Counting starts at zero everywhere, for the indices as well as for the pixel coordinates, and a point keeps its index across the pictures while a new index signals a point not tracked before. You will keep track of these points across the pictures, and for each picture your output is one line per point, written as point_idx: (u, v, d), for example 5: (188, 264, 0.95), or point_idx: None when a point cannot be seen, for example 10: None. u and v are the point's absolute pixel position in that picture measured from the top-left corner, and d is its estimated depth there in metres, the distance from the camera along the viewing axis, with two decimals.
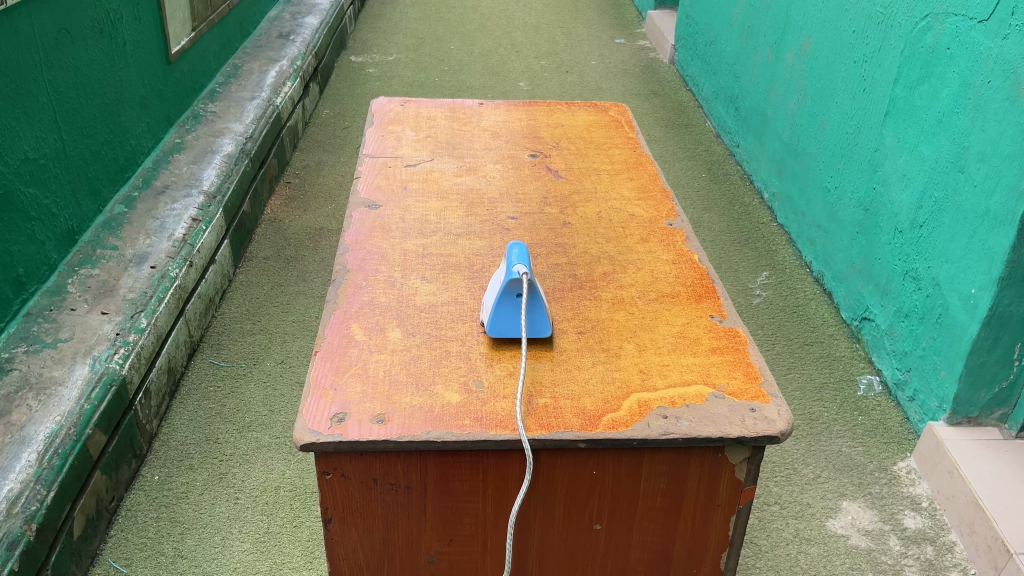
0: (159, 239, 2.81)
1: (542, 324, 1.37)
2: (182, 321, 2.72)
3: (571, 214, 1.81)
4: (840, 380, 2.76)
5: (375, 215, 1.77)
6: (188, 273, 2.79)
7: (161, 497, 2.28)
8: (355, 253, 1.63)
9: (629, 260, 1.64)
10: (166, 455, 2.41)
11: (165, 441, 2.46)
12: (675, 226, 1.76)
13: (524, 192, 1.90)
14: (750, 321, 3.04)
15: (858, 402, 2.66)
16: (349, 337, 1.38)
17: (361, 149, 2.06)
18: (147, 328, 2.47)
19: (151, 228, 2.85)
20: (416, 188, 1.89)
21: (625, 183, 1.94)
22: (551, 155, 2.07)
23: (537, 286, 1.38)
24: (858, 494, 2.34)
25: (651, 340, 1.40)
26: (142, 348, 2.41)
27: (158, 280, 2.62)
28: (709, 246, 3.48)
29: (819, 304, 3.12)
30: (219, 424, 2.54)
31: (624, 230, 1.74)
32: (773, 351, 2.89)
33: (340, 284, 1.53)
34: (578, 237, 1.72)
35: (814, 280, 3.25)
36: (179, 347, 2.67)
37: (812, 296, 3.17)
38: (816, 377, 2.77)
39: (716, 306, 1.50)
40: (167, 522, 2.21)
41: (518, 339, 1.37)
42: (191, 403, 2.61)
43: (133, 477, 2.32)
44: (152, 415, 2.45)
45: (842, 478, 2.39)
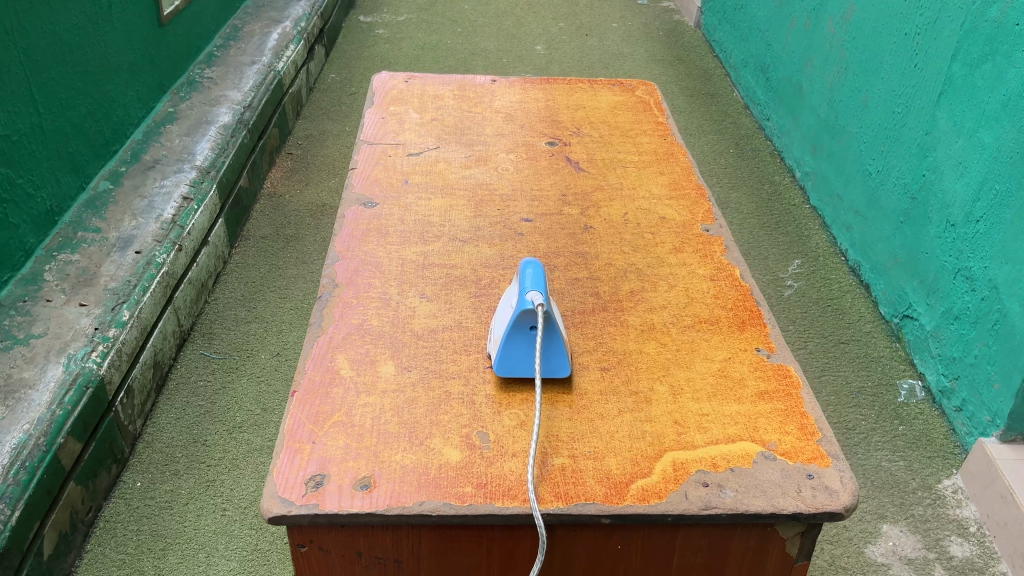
0: (147, 220, 2.60)
1: (560, 363, 1.16)
2: (170, 310, 2.53)
3: (594, 216, 1.59)
4: (878, 385, 2.55)
5: (371, 214, 1.55)
6: (178, 258, 2.59)
7: (143, 506, 2.11)
8: (345, 263, 1.42)
9: (660, 274, 1.42)
10: (149, 458, 2.24)
11: (149, 442, 2.29)
12: (712, 232, 1.54)
13: (540, 188, 1.68)
14: (781, 316, 2.82)
15: (898, 409, 2.45)
16: (335, 374, 1.18)
17: (358, 133, 1.84)
18: (129, 322, 2.28)
19: (137, 208, 2.65)
20: (418, 181, 1.67)
21: (655, 179, 1.72)
22: (571, 142, 1.85)
23: (555, 317, 1.17)
24: (900, 516, 2.14)
25: (687, 381, 1.20)
26: (123, 344, 2.23)
27: (144, 267, 2.43)
28: (737, 231, 3.25)
29: (855, 297, 2.90)
30: (208, 424, 2.36)
31: (654, 237, 1.53)
32: (805, 350, 2.68)
33: (327, 303, 1.32)
34: (601, 245, 1.50)
35: (851, 270, 3.02)
36: (166, 338, 2.49)
37: (848, 288, 2.94)
38: (852, 381, 2.56)
39: (762, 336, 1.29)
40: (149, 536, 2.04)
41: (531, 379, 1.16)
42: (179, 399, 2.43)
43: (113, 483, 2.15)
44: (135, 414, 2.27)
45: (881, 497, 2.19)
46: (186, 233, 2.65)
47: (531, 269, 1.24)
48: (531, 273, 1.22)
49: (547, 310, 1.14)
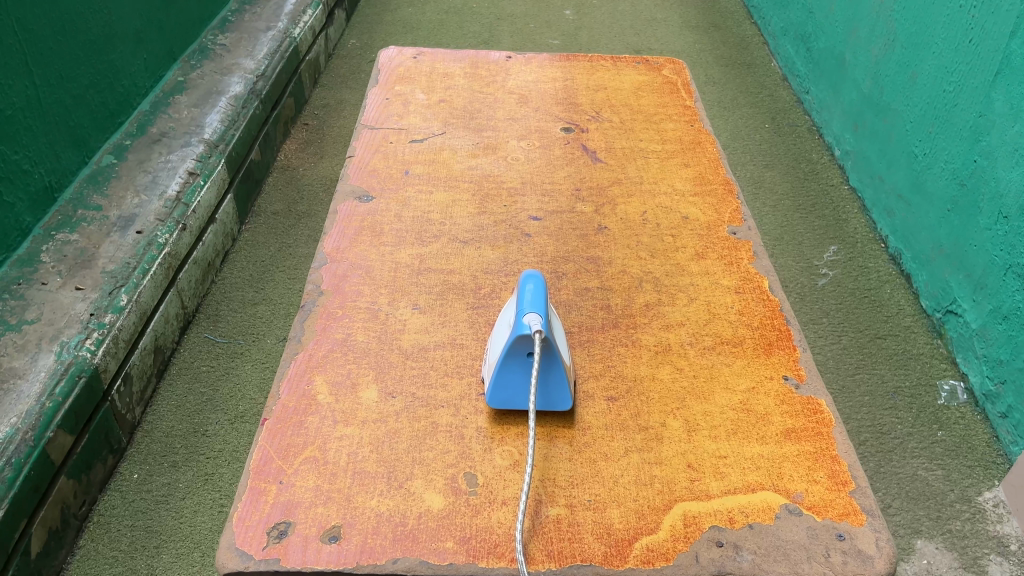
0: (150, 198, 2.50)
1: (561, 395, 1.03)
2: (175, 293, 2.43)
3: (610, 214, 1.45)
4: (916, 384, 2.39)
5: (365, 210, 1.43)
6: (182, 240, 2.49)
7: (140, 499, 2.04)
8: (333, 267, 1.30)
9: (679, 285, 1.29)
10: (148, 448, 2.16)
11: (148, 430, 2.21)
12: (739, 235, 1.40)
13: (552, 180, 1.54)
14: (814, 308, 2.66)
15: (938, 412, 2.30)
16: (311, 400, 1.07)
17: (359, 116, 1.71)
18: (129, 310, 2.18)
19: (140, 185, 2.54)
20: (419, 172, 1.54)
21: (679, 171, 1.57)
22: (589, 128, 1.70)
23: (557, 343, 1.04)
24: (934, 531, 2.01)
25: (704, 415, 1.07)
26: (120, 332, 2.13)
27: (145, 250, 2.33)
28: (772, 214, 3.08)
29: (894, 289, 2.73)
30: (210, 412, 2.27)
31: (674, 240, 1.38)
32: (839, 346, 2.52)
33: (309, 314, 1.21)
34: (615, 248, 1.36)
35: (890, 259, 2.84)
36: (169, 322, 2.39)
37: (887, 279, 2.77)
38: (889, 381, 2.40)
39: (791, 361, 1.15)
40: (146, 531, 1.97)
41: (528, 411, 1.04)
42: (181, 386, 2.34)
43: (110, 474, 2.07)
44: (134, 401, 2.19)
45: (917, 510, 2.05)
46: (191, 214, 2.54)
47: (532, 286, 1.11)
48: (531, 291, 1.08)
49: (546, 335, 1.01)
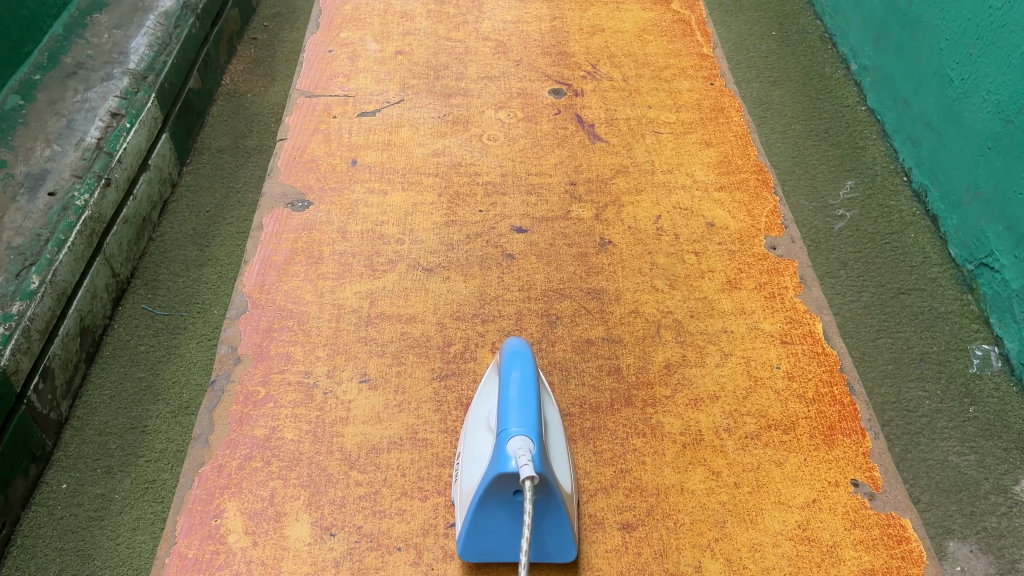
0: (65, 147, 1.23)
1: (560, 543, 0.75)
2: (100, 255, 1.18)
3: (614, 221, 1.13)
4: (944, 349, 1.19)
5: (299, 223, 1.11)
6: (107, 191, 1.20)
7: (69, 518, 0.99)
8: (255, 317, 0.99)
9: (707, 333, 0.99)
10: (77, 451, 1.05)
11: (76, 434, 1.07)
12: (781, 252, 1.09)
13: (540, 169, 1.21)
14: (824, 258, 1.34)
15: (970, 380, 1.15)
16: (219, 546, 0.78)
17: (296, 78, 1.35)
18: (41, 289, 1.05)
19: (54, 130, 1.25)
20: (370, 161, 1.21)
21: (699, 153, 1.24)
22: (584, 89, 1.35)
23: (554, 471, 0.75)
24: (972, 532, 1.00)
25: (752, 551, 0.80)
26: (31, 319, 1.03)
27: (60, 214, 1.14)
28: (774, 141, 1.54)
29: (921, 230, 1.37)
30: (146, 402, 1.11)
31: (699, 260, 1.08)
32: (855, 304, 1.26)
33: (221, 397, 0.91)
34: (623, 275, 1.06)
35: (914, 197, 1.43)
36: (96, 292, 1.16)
37: (912, 217, 1.39)
38: (914, 344, 1.20)
39: (860, 457, 0.87)
40: (75, 568, 0.95)
41: (514, 563, 0.76)
42: (114, 372, 1.14)
43: (32, 492, 1.01)
44: (60, 397, 1.07)
45: (949, 503, 1.02)
46: (122, 158, 1.23)
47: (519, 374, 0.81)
48: (516, 389, 0.78)
49: (538, 467, 0.72)
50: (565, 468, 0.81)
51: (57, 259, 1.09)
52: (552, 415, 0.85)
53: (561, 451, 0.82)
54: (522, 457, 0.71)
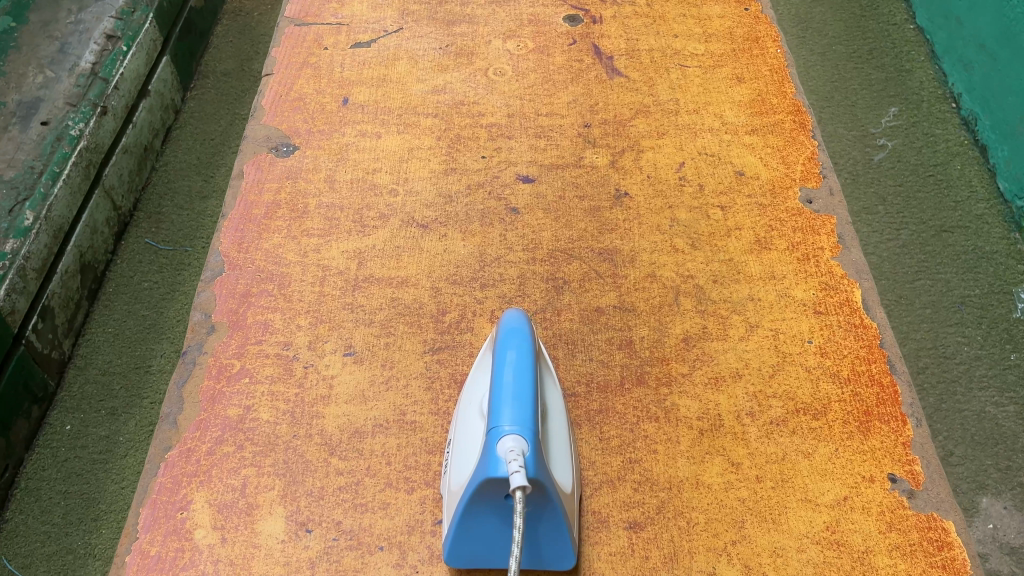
0: (58, 72, 1.16)
1: (556, 548, 0.68)
2: (99, 188, 1.17)
3: (632, 169, 1.02)
4: (986, 292, 1.14)
5: (283, 172, 1.01)
6: (104, 120, 1.17)
7: (74, 460, 1.04)
8: (231, 280, 0.90)
9: (732, 301, 0.89)
10: (80, 391, 1.08)
11: (79, 373, 1.10)
12: (818, 206, 0.97)
13: (551, 109, 1.09)
14: (862, 193, 1.25)
15: (1013, 327, 1.10)
16: (184, 542, 0.71)
17: (286, 4, 1.23)
18: (35, 226, 1.04)
19: (46, 54, 1.18)
20: (364, 100, 1.09)
21: (729, 90, 1.11)
22: (603, 16, 1.22)
23: (551, 473, 0.67)
24: (1006, 488, 0.98)
25: (775, 557, 0.71)
26: (26, 258, 1.01)
27: (55, 145, 1.10)
28: (812, 63, 1.40)
29: (969, 162, 1.27)
30: (148, 340, 1.14)
31: (725, 215, 0.96)
32: (894, 242, 1.19)
33: (192, 371, 0.83)
34: (640, 232, 0.95)
35: (964, 124, 1.31)
36: (96, 227, 1.16)
37: (959, 146, 1.28)
38: (955, 287, 1.14)
39: (900, 447, 0.78)
40: (79, 513, 1.00)
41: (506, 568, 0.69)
42: (117, 309, 1.16)
43: (35, 434, 1.04)
44: (61, 335, 1.09)
45: (983, 457, 1.00)
46: (117, 85, 1.19)
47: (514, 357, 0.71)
48: (510, 376, 0.69)
49: (531, 472, 0.63)
50: (566, 458, 0.72)
51: (52, 194, 1.07)
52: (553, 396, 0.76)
53: (562, 439, 0.73)
54: (513, 462, 0.62)
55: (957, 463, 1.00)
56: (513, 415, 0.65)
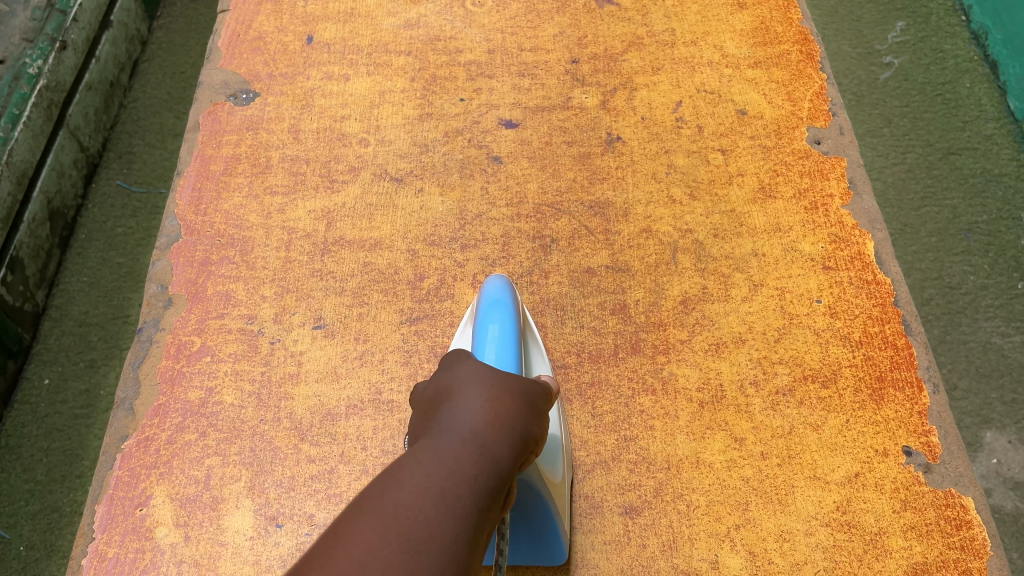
0: (11, 5, 1.05)
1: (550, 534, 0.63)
2: (64, 129, 1.09)
3: (624, 110, 0.93)
4: (995, 218, 1.08)
5: (242, 121, 0.92)
6: (64, 56, 1.07)
7: (54, 416, 1.01)
8: (189, 246, 0.82)
9: (734, 257, 0.82)
10: (58, 343, 1.05)
11: (55, 325, 1.07)
12: (827, 148, 0.89)
13: (536, 43, 0.99)
14: (866, 115, 1.17)
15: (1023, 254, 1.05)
16: (145, 542, 0.66)
17: None
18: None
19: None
20: (330, 38, 1.00)
21: (730, 17, 1.01)
22: None
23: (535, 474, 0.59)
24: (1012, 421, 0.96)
25: (781, 542, 0.66)
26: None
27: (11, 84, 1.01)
28: None
29: (978, 79, 1.18)
30: (127, 289, 1.10)
31: (727, 160, 0.89)
32: (899, 167, 1.13)
33: (149, 349, 0.76)
34: (633, 183, 0.87)
35: (972, 39, 1.22)
36: (63, 169, 1.09)
37: (968, 63, 1.20)
38: (962, 214, 1.08)
39: (914, 418, 0.72)
40: (63, 468, 0.98)
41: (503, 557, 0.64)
42: (92, 257, 1.12)
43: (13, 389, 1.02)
44: (33, 287, 1.04)
45: (988, 390, 0.97)
46: (75, 18, 1.09)
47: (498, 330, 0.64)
48: (494, 352, 0.63)
49: None
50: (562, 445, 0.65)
51: (13, 137, 0.99)
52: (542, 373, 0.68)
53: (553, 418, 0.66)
54: None
55: (961, 396, 0.98)
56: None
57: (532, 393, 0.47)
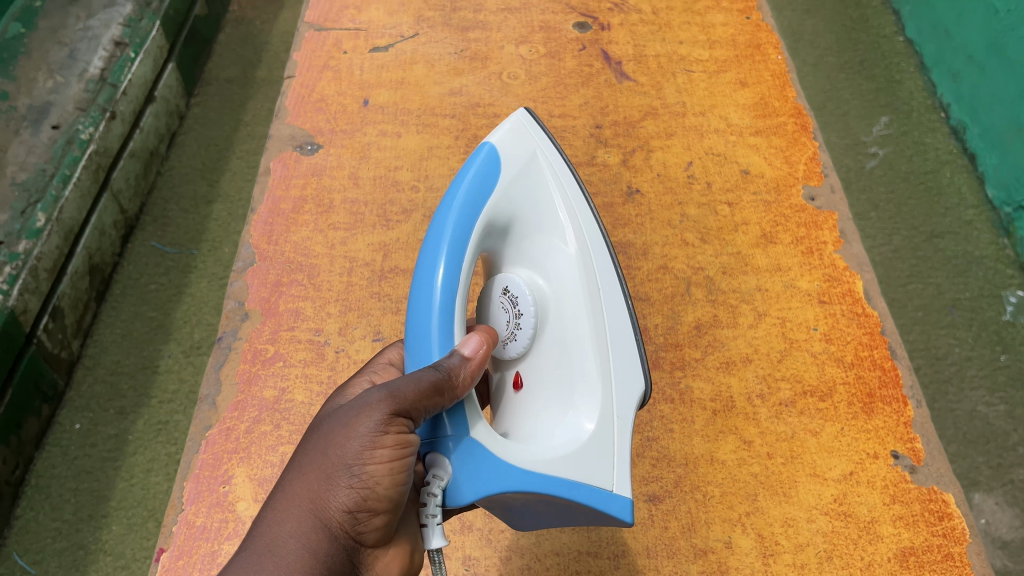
0: (68, 77, 1.04)
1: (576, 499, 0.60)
2: (107, 191, 1.04)
3: (642, 168, 1.06)
4: (977, 295, 1.02)
5: (309, 167, 1.05)
6: (114, 125, 1.04)
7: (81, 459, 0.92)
8: (263, 268, 0.94)
9: (741, 291, 0.93)
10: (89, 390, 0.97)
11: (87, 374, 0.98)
12: (820, 204, 1.02)
13: (564, 110, 1.13)
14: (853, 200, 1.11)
15: (1004, 330, 0.99)
16: (228, 514, 0.76)
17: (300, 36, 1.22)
18: (48, 228, 0.93)
19: (56, 60, 1.05)
20: (384, 101, 1.13)
21: (734, 94, 1.15)
22: (613, 22, 1.24)
23: (505, 458, 0.57)
24: (998, 484, 0.88)
25: (787, 527, 0.76)
26: (38, 259, 0.91)
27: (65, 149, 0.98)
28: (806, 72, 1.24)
29: (959, 169, 1.13)
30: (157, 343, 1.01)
31: (733, 211, 1.01)
32: (884, 247, 1.06)
33: (229, 355, 0.87)
34: (650, 227, 1.00)
35: (952, 133, 1.16)
36: (104, 229, 1.03)
37: (949, 154, 1.14)
38: (945, 290, 1.02)
39: (901, 427, 0.82)
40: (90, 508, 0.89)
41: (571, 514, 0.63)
42: (125, 311, 1.03)
43: (45, 432, 0.94)
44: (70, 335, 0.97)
45: (975, 455, 0.89)
46: (126, 91, 1.05)
47: (454, 234, 0.62)
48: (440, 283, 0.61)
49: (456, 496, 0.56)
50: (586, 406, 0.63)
51: (63, 196, 0.95)
52: (566, 261, 0.66)
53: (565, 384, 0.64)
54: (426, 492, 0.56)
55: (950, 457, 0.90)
56: (451, 281, 0.61)
57: (387, 415, 0.52)
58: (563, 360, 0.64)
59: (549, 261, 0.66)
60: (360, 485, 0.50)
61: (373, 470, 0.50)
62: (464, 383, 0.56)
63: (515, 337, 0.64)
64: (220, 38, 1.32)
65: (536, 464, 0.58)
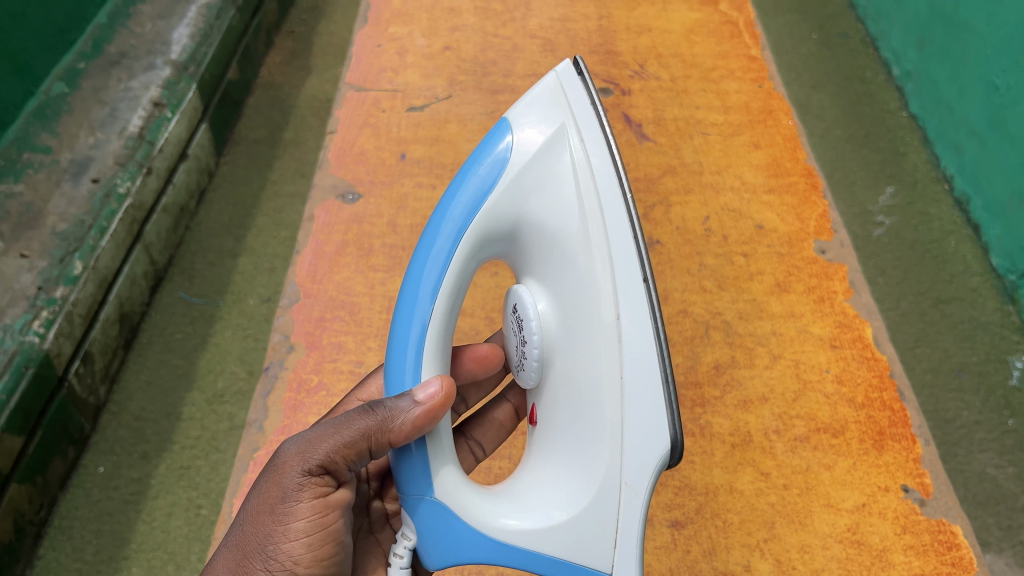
0: (108, 135, 1.01)
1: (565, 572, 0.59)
2: (139, 243, 0.98)
3: (662, 221, 1.13)
4: (983, 359, 0.97)
5: (350, 214, 1.12)
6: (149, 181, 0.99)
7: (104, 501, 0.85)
8: (308, 305, 1.02)
9: (756, 335, 0.99)
10: (115, 437, 0.89)
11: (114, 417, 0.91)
12: (830, 256, 1.09)
13: None
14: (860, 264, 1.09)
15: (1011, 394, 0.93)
16: None
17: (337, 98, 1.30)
18: (85, 274, 0.88)
19: (97, 118, 1.03)
20: (419, 155, 1.21)
21: (748, 155, 1.23)
22: (633, 88, 1.33)
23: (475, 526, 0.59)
24: (1009, 546, 0.82)
25: (802, 553, 0.81)
26: (74, 305, 0.85)
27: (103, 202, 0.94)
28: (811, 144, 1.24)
29: (964, 239, 1.10)
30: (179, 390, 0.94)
31: (748, 261, 1.08)
32: (893, 312, 1.02)
33: (276, 384, 0.95)
34: (670, 274, 1.06)
35: (955, 205, 1.14)
36: (131, 280, 0.96)
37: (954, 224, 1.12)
38: (953, 353, 0.97)
39: (907, 461, 0.87)
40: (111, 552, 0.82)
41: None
42: (148, 362, 0.96)
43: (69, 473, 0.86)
44: (94, 384, 0.89)
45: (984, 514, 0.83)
46: (163, 146, 1.02)
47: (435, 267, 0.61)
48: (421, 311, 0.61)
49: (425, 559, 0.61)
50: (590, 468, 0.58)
51: (99, 245, 0.90)
52: (575, 284, 0.58)
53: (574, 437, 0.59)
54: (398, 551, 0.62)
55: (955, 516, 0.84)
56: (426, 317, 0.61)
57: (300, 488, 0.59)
58: (576, 403, 0.59)
59: (563, 276, 0.59)
60: (279, 568, 0.59)
61: (287, 550, 0.59)
62: (401, 430, 0.58)
63: (527, 364, 0.63)
64: (249, 102, 1.28)
65: (505, 537, 0.59)
